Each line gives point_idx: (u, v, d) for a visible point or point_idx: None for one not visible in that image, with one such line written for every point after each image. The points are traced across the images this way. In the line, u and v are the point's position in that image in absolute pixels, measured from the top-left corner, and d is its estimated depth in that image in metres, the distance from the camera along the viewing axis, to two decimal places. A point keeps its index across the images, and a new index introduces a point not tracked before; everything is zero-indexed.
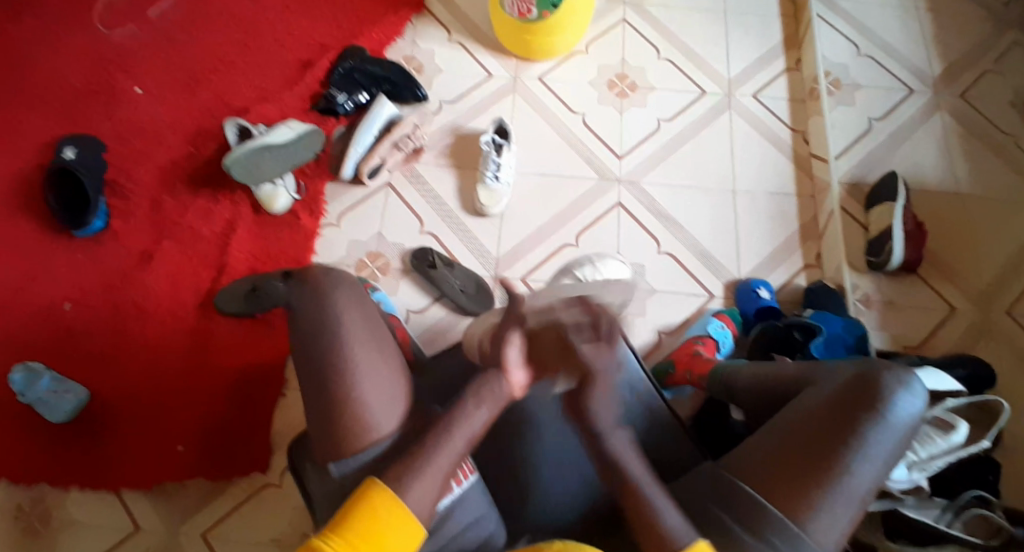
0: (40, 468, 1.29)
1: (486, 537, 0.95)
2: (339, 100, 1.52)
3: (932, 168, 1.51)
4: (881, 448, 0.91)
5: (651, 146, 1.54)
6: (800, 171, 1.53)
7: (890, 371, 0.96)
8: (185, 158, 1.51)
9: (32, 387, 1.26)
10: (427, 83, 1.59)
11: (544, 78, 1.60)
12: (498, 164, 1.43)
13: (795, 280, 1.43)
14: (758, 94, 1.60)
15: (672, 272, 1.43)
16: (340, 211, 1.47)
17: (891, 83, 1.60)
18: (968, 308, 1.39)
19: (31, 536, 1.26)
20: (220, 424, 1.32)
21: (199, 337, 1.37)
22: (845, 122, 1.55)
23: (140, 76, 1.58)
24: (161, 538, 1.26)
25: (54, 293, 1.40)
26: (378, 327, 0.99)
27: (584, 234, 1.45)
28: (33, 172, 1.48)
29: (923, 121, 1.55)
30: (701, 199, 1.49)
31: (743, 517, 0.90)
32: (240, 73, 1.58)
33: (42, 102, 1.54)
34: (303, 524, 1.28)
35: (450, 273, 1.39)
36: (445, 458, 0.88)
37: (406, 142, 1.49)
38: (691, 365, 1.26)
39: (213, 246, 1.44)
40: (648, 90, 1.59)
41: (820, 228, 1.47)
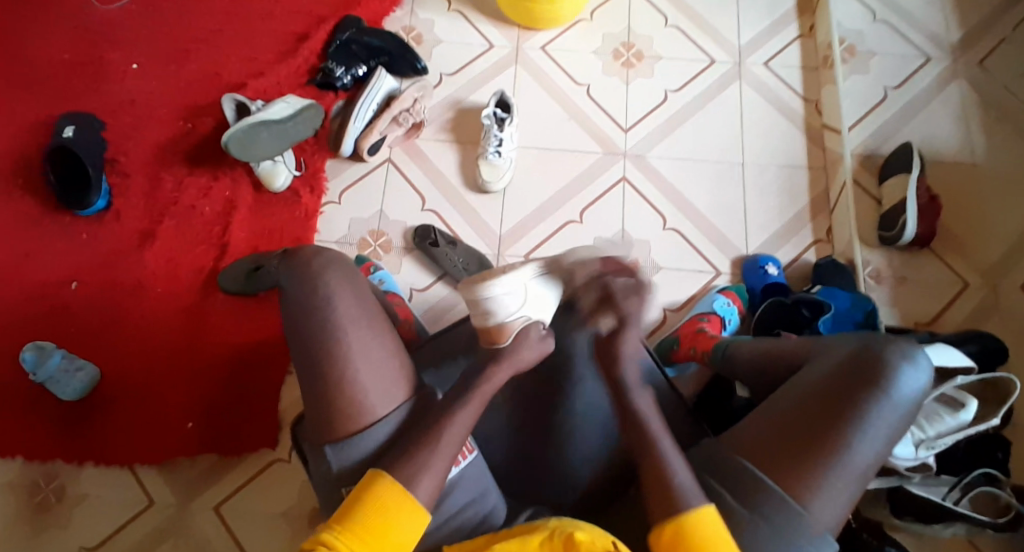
0: (52, 446, 1.31)
1: (486, 514, 0.95)
2: (336, 74, 1.49)
3: (947, 138, 1.46)
4: (883, 422, 0.89)
5: (657, 119, 1.50)
6: (811, 142, 1.48)
7: (894, 345, 0.94)
8: (183, 135, 1.49)
9: (44, 365, 1.27)
10: (427, 55, 1.55)
11: (546, 48, 1.56)
12: (500, 138, 1.40)
13: (803, 255, 1.40)
14: (769, 62, 1.55)
15: (677, 248, 1.40)
16: (340, 188, 1.46)
17: (907, 49, 1.54)
18: (981, 283, 1.36)
19: (45, 511, 1.28)
20: (225, 401, 1.33)
21: (202, 316, 1.37)
22: (858, 91, 1.50)
23: (135, 52, 1.55)
24: (171, 513, 1.28)
25: (57, 273, 1.40)
26: (371, 306, 0.98)
27: (588, 210, 1.42)
28: (33, 152, 1.47)
29: (939, 89, 1.50)
30: (709, 172, 1.46)
31: (741, 493, 0.89)
32: (236, 48, 1.55)
33: (38, 80, 1.53)
34: (310, 499, 1.29)
35: (452, 250, 1.37)
36: (446, 447, 0.88)
37: (406, 117, 1.45)
38: (696, 341, 1.24)
39: (214, 225, 1.43)
40: (654, 60, 1.55)
41: (831, 201, 1.43)
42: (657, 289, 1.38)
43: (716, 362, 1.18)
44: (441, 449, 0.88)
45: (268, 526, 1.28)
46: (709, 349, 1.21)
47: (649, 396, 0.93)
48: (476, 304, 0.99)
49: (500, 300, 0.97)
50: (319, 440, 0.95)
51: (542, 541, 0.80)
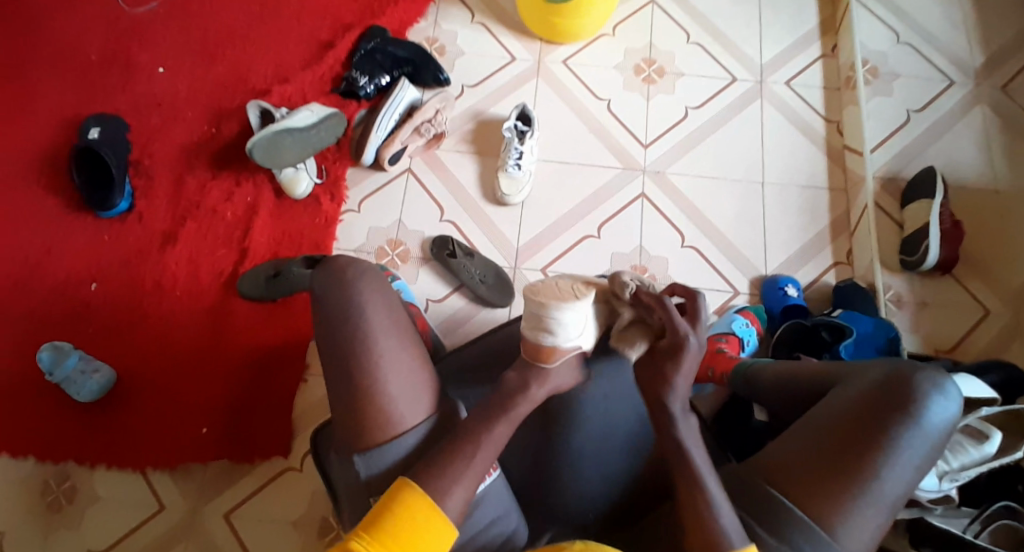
0: (67, 446, 1.31)
1: (510, 533, 0.95)
2: (360, 83, 1.50)
3: (971, 163, 1.44)
4: (913, 452, 0.88)
5: (678, 134, 1.50)
6: (832, 163, 1.48)
7: (922, 373, 0.93)
8: (207, 139, 1.51)
9: (60, 365, 1.28)
10: (449, 66, 1.56)
11: (568, 62, 1.56)
12: (520, 151, 1.41)
13: (823, 277, 1.39)
14: (791, 81, 1.54)
15: (695, 265, 1.40)
16: (360, 197, 1.46)
17: (932, 73, 1.53)
18: (1002, 310, 1.34)
19: (59, 512, 1.29)
20: (241, 406, 1.34)
21: (221, 320, 1.38)
22: (882, 113, 1.49)
23: (162, 55, 1.57)
24: (182, 517, 1.29)
25: (79, 272, 1.41)
26: (401, 318, 0.99)
27: (606, 224, 1.42)
28: (59, 151, 1.49)
29: (963, 113, 1.49)
30: (728, 190, 1.45)
31: (768, 523, 0.89)
32: (260, 53, 1.57)
33: (66, 80, 1.55)
34: (321, 508, 1.29)
35: (470, 262, 1.37)
36: (482, 458, 0.89)
37: (427, 128, 1.46)
38: (714, 361, 1.23)
39: (235, 230, 1.44)
40: (675, 76, 1.55)
41: (852, 223, 1.42)
42: None
43: (734, 383, 1.17)
44: (473, 465, 0.88)
45: (279, 533, 1.28)
46: (728, 370, 1.20)
47: (692, 424, 0.91)
48: (538, 320, 0.94)
49: (564, 322, 0.93)
50: (345, 445, 0.95)
51: None
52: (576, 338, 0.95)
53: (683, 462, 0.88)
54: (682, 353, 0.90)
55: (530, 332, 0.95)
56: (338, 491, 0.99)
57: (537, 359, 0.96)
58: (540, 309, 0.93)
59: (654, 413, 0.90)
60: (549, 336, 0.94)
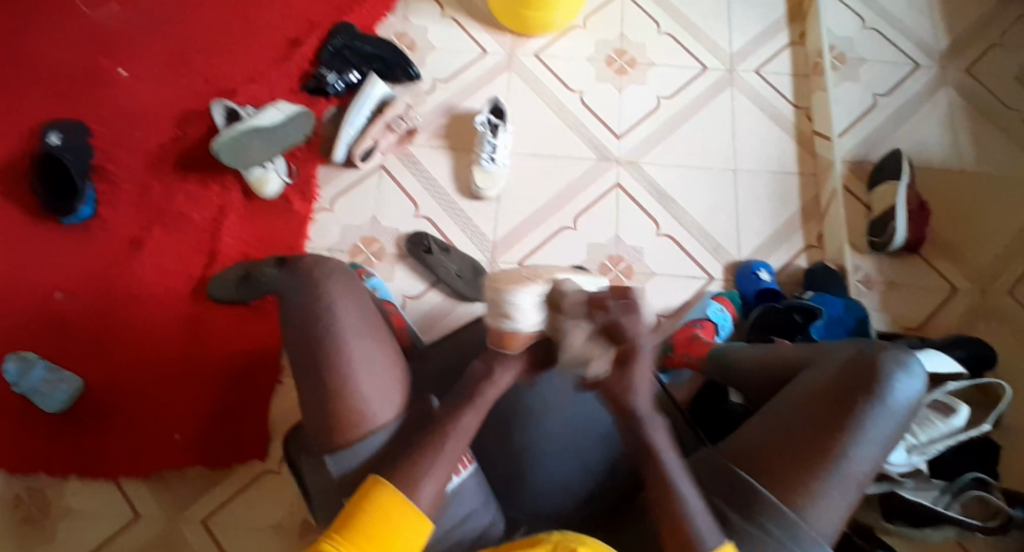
0: (37, 459, 1.28)
1: (484, 528, 0.95)
2: (329, 80, 1.47)
3: (935, 146, 1.48)
4: (878, 431, 0.90)
5: (651, 125, 1.50)
6: (803, 148, 1.50)
7: (888, 353, 0.94)
8: (172, 141, 1.47)
9: (26, 376, 1.25)
10: (420, 60, 1.54)
11: (540, 54, 1.56)
12: (494, 145, 1.40)
13: (795, 261, 1.41)
14: (760, 69, 1.56)
15: (670, 254, 1.41)
16: (332, 195, 1.44)
17: (898, 57, 1.56)
18: (968, 288, 1.38)
19: (31, 526, 1.25)
20: (215, 411, 1.32)
21: (193, 324, 1.36)
22: (849, 99, 1.52)
23: (122, 56, 1.53)
24: (160, 525, 1.26)
25: (44, 282, 1.37)
26: (373, 317, 0.98)
27: (581, 216, 1.42)
28: (17, 157, 1.44)
29: (927, 97, 1.52)
30: (701, 178, 1.46)
31: (738, 504, 0.90)
32: (225, 52, 1.53)
33: (22, 84, 1.49)
34: (301, 512, 1.28)
35: (445, 257, 1.37)
36: (453, 448, 0.89)
37: (398, 124, 1.45)
38: (691, 347, 1.25)
39: (204, 233, 1.41)
40: (647, 66, 1.55)
41: (822, 208, 1.45)
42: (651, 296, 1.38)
43: (710, 368, 1.19)
44: (444, 455, 0.88)
45: (259, 538, 1.26)
46: (704, 355, 1.22)
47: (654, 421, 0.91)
48: (497, 305, 0.89)
49: (523, 308, 0.88)
50: (322, 445, 0.94)
51: None
52: (537, 323, 0.90)
53: (661, 455, 0.89)
54: (634, 352, 0.89)
55: (492, 319, 0.91)
56: (310, 488, 0.97)
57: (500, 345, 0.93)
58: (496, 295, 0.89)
59: (641, 403, 0.90)
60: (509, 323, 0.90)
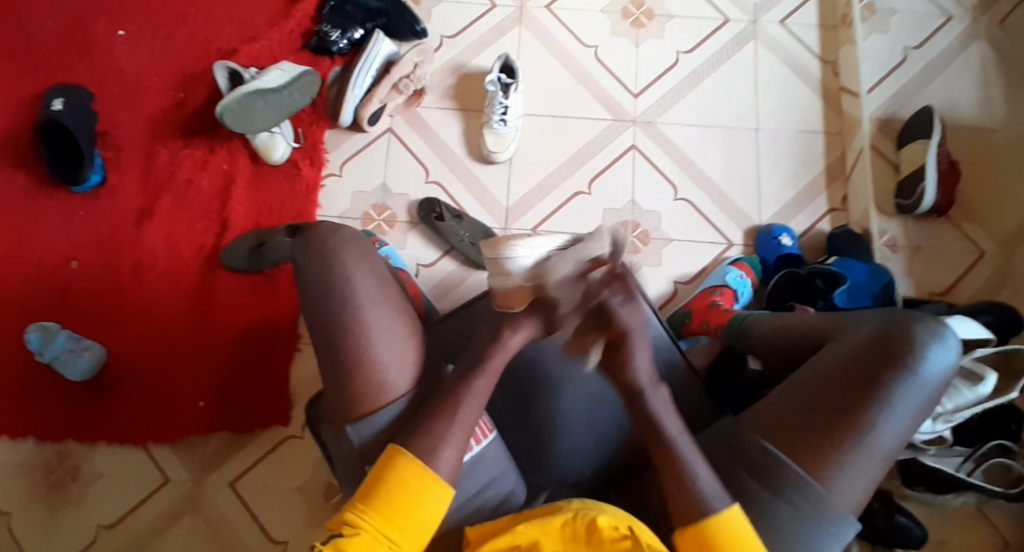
0: (64, 426, 1.30)
1: (507, 494, 0.96)
2: (332, 38, 1.42)
3: (967, 102, 1.40)
4: (909, 403, 0.88)
5: (669, 81, 1.44)
6: (828, 106, 1.43)
7: (921, 324, 0.91)
8: (176, 105, 1.44)
9: (49, 346, 1.25)
10: (426, 16, 1.48)
11: (551, 7, 1.49)
12: (505, 106, 1.36)
13: (818, 224, 1.37)
14: (785, 20, 1.48)
15: (688, 218, 1.37)
16: (341, 160, 1.41)
17: (930, 6, 1.47)
18: (996, 251, 1.33)
19: (62, 491, 1.28)
20: (233, 378, 1.32)
21: (207, 292, 1.35)
22: (877, 51, 1.44)
23: (122, 17, 1.48)
24: (187, 489, 1.29)
25: (56, 252, 1.37)
26: (389, 289, 0.96)
27: (597, 179, 1.38)
28: (22, 125, 1.42)
29: (961, 49, 1.44)
30: (720, 138, 1.41)
31: (762, 475, 0.90)
32: (225, 11, 1.48)
33: (23, 49, 1.46)
34: (324, 474, 1.30)
35: (458, 224, 1.33)
36: (466, 420, 0.88)
37: (406, 84, 1.39)
38: (709, 315, 1.23)
39: (213, 200, 1.39)
40: (665, 19, 1.48)
41: (848, 168, 1.39)
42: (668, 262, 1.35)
43: (730, 334, 1.18)
44: (459, 424, 0.87)
45: (286, 499, 1.28)
46: (723, 323, 1.20)
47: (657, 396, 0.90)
48: (496, 263, 0.90)
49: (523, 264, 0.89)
50: (335, 422, 0.94)
51: (563, 524, 0.81)
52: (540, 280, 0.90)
53: (670, 438, 0.88)
54: None
55: (496, 278, 0.91)
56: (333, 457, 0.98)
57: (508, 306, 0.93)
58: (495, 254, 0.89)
59: (646, 374, 0.90)
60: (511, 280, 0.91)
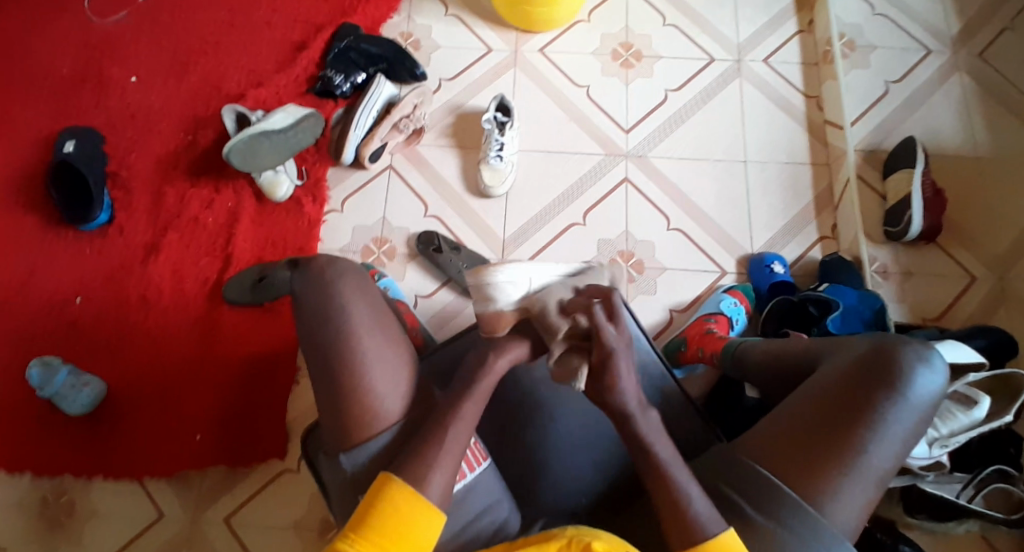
0: (60, 462, 1.30)
1: (502, 522, 0.95)
2: (336, 82, 1.48)
3: (949, 132, 1.45)
4: (899, 425, 0.89)
5: (659, 117, 1.49)
6: (814, 138, 1.48)
7: (909, 347, 0.93)
8: (184, 147, 1.49)
9: (50, 381, 1.27)
10: (425, 60, 1.55)
11: (544, 50, 1.55)
12: (501, 142, 1.40)
13: (809, 252, 1.40)
14: (769, 58, 1.54)
15: (681, 248, 1.40)
16: (343, 196, 1.46)
17: (908, 43, 1.53)
18: (986, 275, 1.35)
19: (56, 528, 1.28)
20: (232, 412, 1.33)
21: (208, 327, 1.37)
22: (859, 86, 1.50)
23: (134, 65, 1.55)
24: (181, 526, 1.28)
25: (63, 288, 1.40)
26: (385, 311, 0.99)
27: (591, 211, 1.42)
28: (34, 167, 1.48)
29: (940, 82, 1.49)
30: (709, 171, 1.45)
31: (756, 500, 0.89)
32: (234, 59, 1.55)
33: (39, 96, 1.53)
34: (320, 510, 1.29)
35: (455, 256, 1.37)
36: (457, 440, 0.89)
37: (405, 124, 1.45)
38: (704, 341, 1.24)
39: (218, 237, 1.43)
40: (653, 59, 1.54)
41: (836, 197, 1.43)
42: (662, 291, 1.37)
43: (725, 362, 1.18)
44: (450, 445, 0.88)
45: (280, 537, 1.27)
46: (718, 350, 1.20)
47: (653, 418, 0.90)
48: (479, 290, 0.98)
49: (500, 283, 0.96)
50: (334, 440, 0.95)
51: (559, 549, 0.80)
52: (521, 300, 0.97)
53: (663, 455, 0.88)
54: None
55: (480, 304, 0.99)
56: (328, 478, 0.98)
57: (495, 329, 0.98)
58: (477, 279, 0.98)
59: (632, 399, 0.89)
60: (493, 303, 0.98)
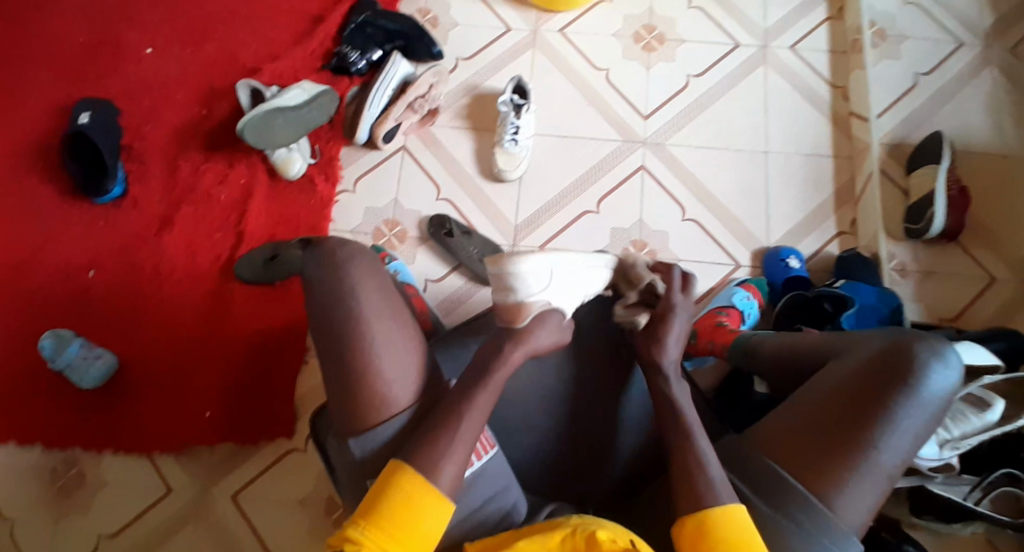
0: (74, 433, 1.33)
1: (508, 509, 0.95)
2: (351, 59, 1.46)
3: (979, 128, 1.41)
4: (912, 422, 0.88)
5: (680, 103, 1.46)
6: (838, 129, 1.44)
7: (924, 342, 0.91)
8: (198, 120, 1.48)
9: (62, 353, 1.29)
10: (442, 38, 1.52)
11: (565, 31, 1.52)
12: (516, 126, 1.39)
13: (827, 246, 1.37)
14: (796, 44, 1.50)
15: (696, 239, 1.38)
16: (355, 176, 1.45)
17: (941, 33, 1.48)
18: (1008, 277, 1.32)
19: (68, 496, 1.30)
20: (242, 389, 1.34)
21: (220, 303, 1.38)
22: (888, 77, 1.45)
23: (150, 35, 1.54)
24: (190, 499, 1.30)
25: (78, 260, 1.41)
26: (396, 299, 0.98)
27: (606, 199, 1.40)
28: (51, 136, 1.48)
29: (972, 75, 1.44)
30: (729, 160, 1.42)
31: (764, 494, 0.89)
32: (250, 31, 1.53)
33: (55, 64, 1.52)
34: (326, 487, 1.31)
35: (467, 240, 1.36)
36: (468, 429, 0.89)
37: (420, 104, 1.43)
38: (715, 335, 1.23)
39: (231, 213, 1.43)
40: (676, 43, 1.50)
41: (857, 192, 1.40)
42: None
43: (735, 356, 1.17)
44: (461, 435, 0.88)
45: (287, 513, 1.30)
46: (729, 344, 1.19)
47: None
48: (498, 278, 0.96)
49: (523, 275, 0.95)
50: (339, 428, 0.95)
51: (562, 539, 0.81)
52: (541, 293, 0.97)
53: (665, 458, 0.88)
54: (670, 318, 0.99)
55: (497, 294, 0.99)
56: (334, 465, 0.99)
57: (512, 319, 0.97)
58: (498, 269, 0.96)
59: (641, 398, 0.90)
60: (512, 294, 0.96)
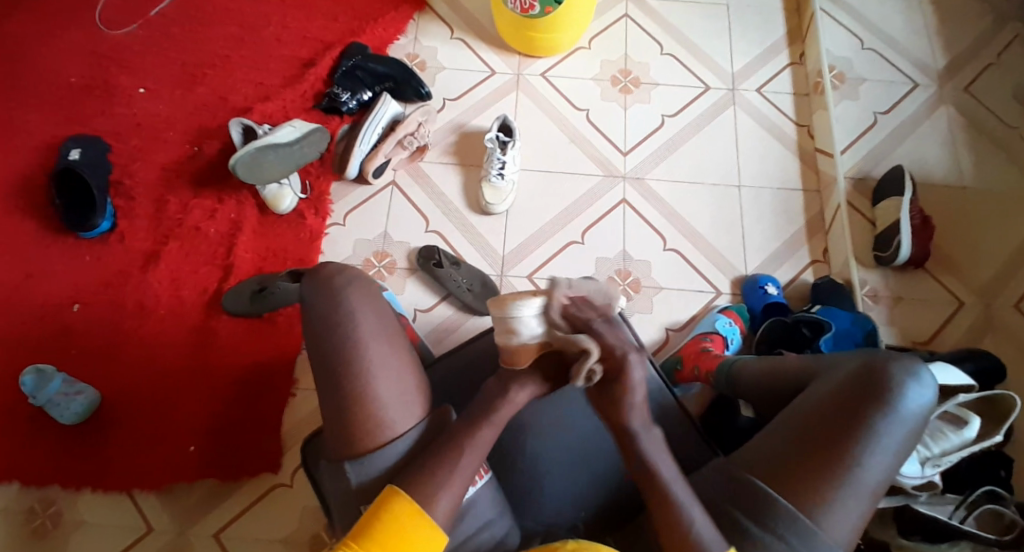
0: (49, 473, 1.29)
1: (500, 539, 0.95)
2: (342, 99, 1.52)
3: (936, 161, 1.50)
4: (890, 440, 0.90)
5: (656, 141, 1.54)
6: (805, 165, 1.52)
7: (897, 362, 0.93)
8: (189, 158, 1.51)
9: (43, 389, 1.27)
10: (429, 80, 1.59)
11: (546, 74, 1.60)
12: (503, 161, 1.43)
13: (801, 275, 1.43)
14: (761, 88, 1.60)
15: (677, 268, 1.43)
16: (345, 211, 1.47)
17: (896, 75, 1.60)
18: (974, 301, 1.39)
19: (43, 537, 1.26)
20: (225, 426, 1.32)
21: (205, 339, 1.37)
22: (849, 116, 1.55)
23: (143, 77, 1.58)
24: (170, 539, 1.26)
25: (60, 295, 1.40)
26: (389, 323, 0.99)
27: (589, 231, 1.45)
28: (38, 173, 1.48)
29: (927, 114, 1.55)
30: (704, 195, 1.49)
31: (753, 512, 0.90)
32: (243, 73, 1.58)
33: (45, 105, 1.54)
34: (312, 525, 1.28)
35: (455, 271, 1.38)
36: (470, 459, 0.89)
37: (410, 141, 1.48)
38: (700, 361, 1.26)
39: (219, 247, 1.44)
40: (651, 86, 1.59)
41: (827, 223, 1.47)
42: (658, 311, 1.39)
43: (719, 381, 1.20)
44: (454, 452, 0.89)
45: None
46: (713, 369, 1.22)
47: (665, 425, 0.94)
48: (504, 322, 0.92)
49: (531, 321, 0.91)
50: (333, 445, 0.95)
51: None
52: (546, 339, 0.93)
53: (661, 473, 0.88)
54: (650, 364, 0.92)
55: (501, 335, 0.93)
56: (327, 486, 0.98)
57: (512, 362, 0.95)
58: (503, 311, 0.91)
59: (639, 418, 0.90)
60: (516, 337, 0.92)
